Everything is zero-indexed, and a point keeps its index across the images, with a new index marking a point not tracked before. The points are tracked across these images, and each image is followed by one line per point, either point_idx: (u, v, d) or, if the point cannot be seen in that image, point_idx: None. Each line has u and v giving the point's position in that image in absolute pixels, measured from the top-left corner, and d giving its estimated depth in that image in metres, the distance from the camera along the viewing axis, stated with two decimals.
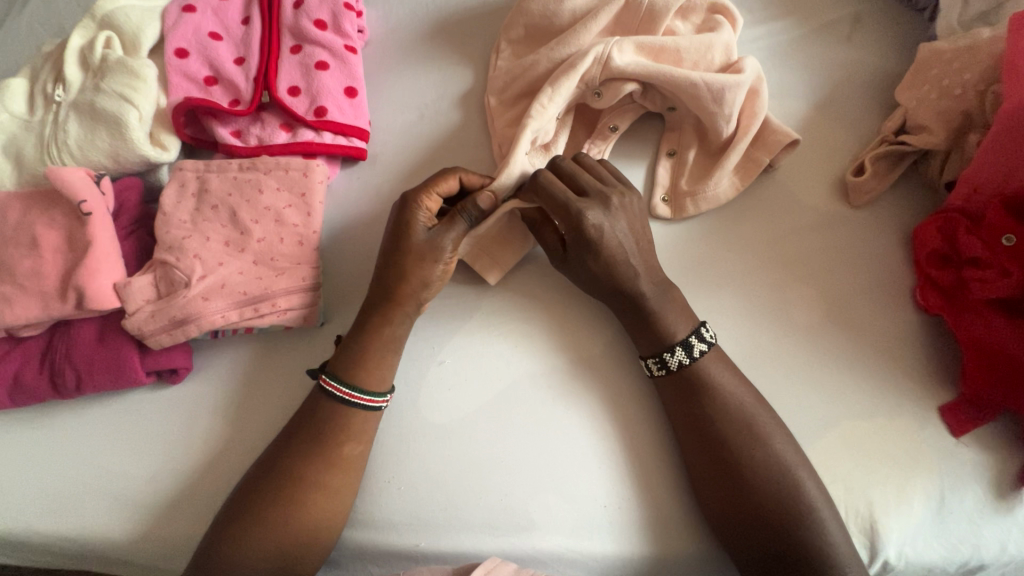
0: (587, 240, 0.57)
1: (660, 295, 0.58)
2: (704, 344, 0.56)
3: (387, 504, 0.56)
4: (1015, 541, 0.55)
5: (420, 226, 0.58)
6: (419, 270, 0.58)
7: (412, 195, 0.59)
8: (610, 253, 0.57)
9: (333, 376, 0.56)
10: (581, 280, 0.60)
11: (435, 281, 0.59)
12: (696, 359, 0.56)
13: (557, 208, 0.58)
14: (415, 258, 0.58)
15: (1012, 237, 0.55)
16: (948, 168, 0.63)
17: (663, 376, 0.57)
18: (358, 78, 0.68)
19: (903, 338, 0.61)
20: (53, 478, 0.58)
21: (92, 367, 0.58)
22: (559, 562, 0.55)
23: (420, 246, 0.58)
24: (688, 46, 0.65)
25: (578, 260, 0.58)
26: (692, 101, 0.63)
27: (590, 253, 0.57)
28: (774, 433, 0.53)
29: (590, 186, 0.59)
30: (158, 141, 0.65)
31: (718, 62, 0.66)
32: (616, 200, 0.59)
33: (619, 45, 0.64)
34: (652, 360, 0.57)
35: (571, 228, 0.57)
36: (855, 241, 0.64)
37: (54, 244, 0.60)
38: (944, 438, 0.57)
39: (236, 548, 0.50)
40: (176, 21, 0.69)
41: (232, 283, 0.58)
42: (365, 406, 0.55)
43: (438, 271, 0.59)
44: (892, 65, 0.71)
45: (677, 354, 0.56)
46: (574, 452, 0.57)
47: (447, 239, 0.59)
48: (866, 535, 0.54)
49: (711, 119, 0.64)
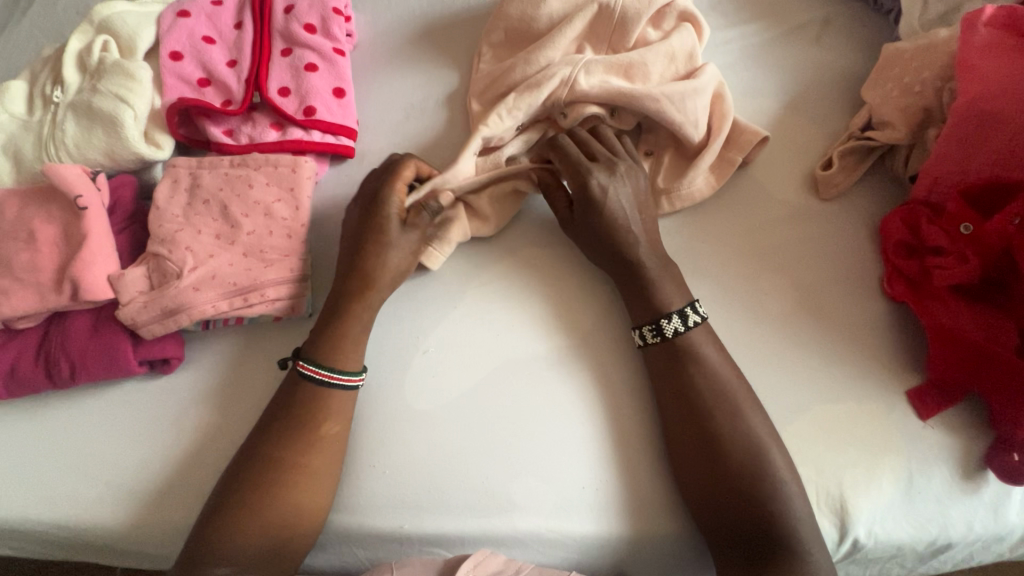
0: (591, 198, 0.61)
1: (662, 268, 0.61)
2: (697, 316, 0.59)
3: (372, 487, 0.58)
4: (980, 519, 0.57)
5: (394, 218, 0.62)
6: (391, 260, 0.61)
7: (381, 190, 0.62)
8: (612, 214, 0.61)
9: (308, 359, 0.58)
10: (586, 241, 0.63)
11: (402, 268, 0.62)
12: (689, 328, 0.58)
13: (570, 170, 0.63)
14: (394, 252, 0.62)
15: (970, 225, 0.57)
16: (913, 161, 0.66)
17: (657, 343, 0.59)
18: (346, 79, 0.71)
19: (872, 325, 0.63)
20: (48, 467, 0.59)
21: (86, 357, 0.60)
22: (539, 542, 0.56)
23: (394, 239, 0.62)
24: (652, 59, 0.68)
25: (584, 220, 0.62)
26: (655, 114, 0.66)
27: (594, 212, 0.61)
28: (752, 410, 0.55)
29: (602, 152, 0.64)
30: (152, 140, 0.67)
31: (682, 70, 0.70)
32: (624, 168, 0.64)
33: (586, 68, 0.68)
34: (647, 327, 0.59)
35: (579, 186, 0.62)
36: (825, 232, 0.67)
37: (51, 238, 0.62)
38: (912, 421, 0.59)
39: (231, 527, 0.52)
40: (171, 26, 0.71)
41: (222, 274, 0.60)
42: (342, 385, 0.58)
43: (410, 261, 0.63)
44: (859, 65, 0.75)
45: (673, 321, 0.58)
46: (553, 435, 0.58)
47: (416, 234, 0.63)
48: (837, 515, 0.56)
49: (679, 127, 0.67)
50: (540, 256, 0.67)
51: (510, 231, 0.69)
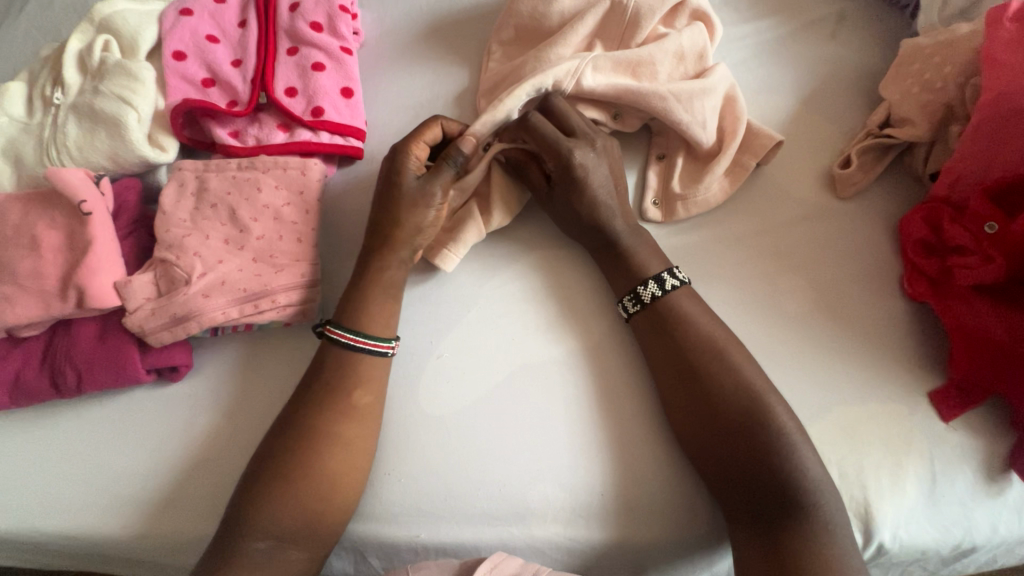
0: (572, 177, 0.62)
1: (634, 236, 0.62)
2: (676, 280, 0.60)
3: (387, 495, 0.56)
4: (1005, 522, 0.56)
5: (410, 174, 0.62)
6: (412, 216, 0.62)
7: (402, 147, 0.63)
8: (593, 193, 0.62)
9: (338, 325, 0.58)
10: (564, 217, 0.64)
11: (427, 226, 0.63)
12: (667, 291, 0.59)
13: (547, 149, 0.62)
14: (410, 204, 0.61)
15: (995, 224, 0.56)
16: (933, 159, 0.65)
17: (638, 312, 0.60)
18: (354, 79, 0.69)
19: (893, 326, 0.62)
20: (54, 478, 0.58)
21: (93, 366, 0.58)
22: (557, 550, 0.56)
23: (411, 192, 0.61)
24: (660, 58, 0.67)
25: (564, 198, 0.63)
26: (662, 113, 0.65)
27: (576, 191, 0.62)
28: (785, 416, 0.53)
29: (580, 128, 0.64)
30: (156, 142, 0.66)
31: (690, 69, 0.69)
32: (601, 143, 0.64)
33: (594, 63, 0.67)
34: (627, 298, 0.60)
35: (560, 165, 0.62)
36: (843, 231, 0.66)
37: (54, 245, 0.60)
38: (935, 422, 0.58)
39: (246, 551, 0.50)
40: (174, 24, 0.69)
41: (232, 280, 0.58)
42: (371, 351, 0.58)
43: (432, 215, 0.62)
44: (875, 61, 0.73)
45: (650, 287, 0.59)
46: (570, 441, 0.57)
47: (433, 185, 0.62)
48: (861, 519, 0.55)
49: (685, 126, 0.65)
50: (553, 257, 0.66)
51: (523, 232, 0.67)
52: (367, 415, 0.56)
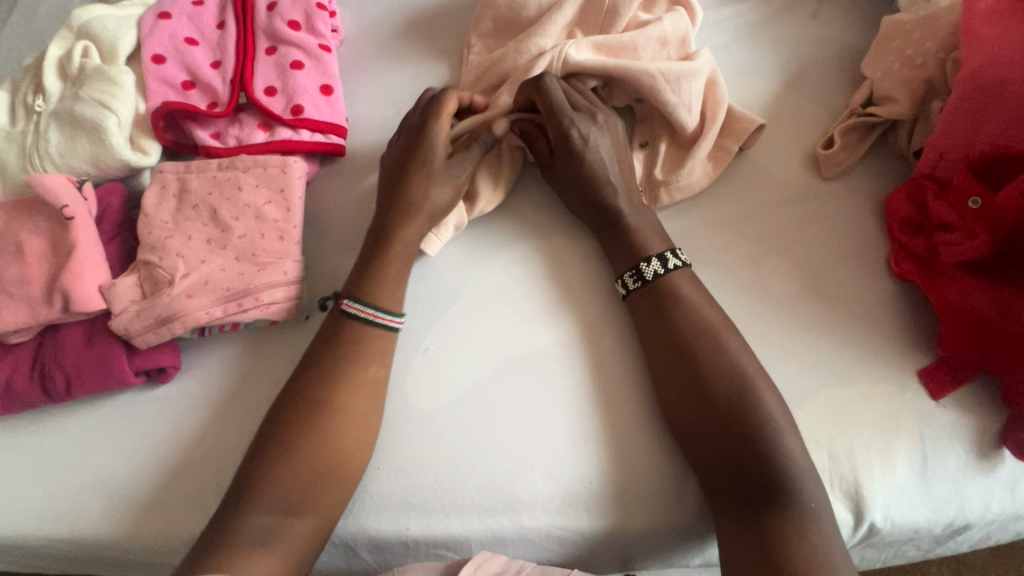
0: (573, 148, 0.62)
1: (639, 215, 0.62)
2: (677, 261, 0.60)
3: (376, 490, 0.57)
4: (997, 498, 0.56)
5: (441, 149, 0.64)
6: (436, 193, 0.63)
7: (428, 122, 0.64)
8: (592, 163, 0.62)
9: (354, 299, 0.59)
10: (564, 189, 0.64)
11: (449, 202, 0.64)
12: (669, 271, 0.59)
13: (551, 120, 0.63)
14: (440, 181, 0.63)
15: (979, 199, 0.56)
16: (916, 137, 0.65)
17: (638, 289, 0.59)
18: (334, 76, 0.69)
19: (881, 305, 0.62)
20: (47, 482, 0.58)
21: (80, 370, 0.59)
22: (547, 540, 0.56)
23: (439, 168, 0.63)
24: (643, 44, 0.67)
25: (564, 170, 0.63)
26: (650, 92, 0.65)
27: (575, 161, 0.62)
28: (773, 402, 0.53)
29: (581, 104, 0.64)
30: (138, 146, 0.66)
31: (674, 55, 0.68)
32: (603, 117, 0.64)
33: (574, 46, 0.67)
34: (628, 275, 0.60)
35: (560, 137, 0.62)
36: (829, 212, 0.65)
37: (39, 251, 0.61)
38: (924, 400, 0.58)
39: (245, 526, 0.50)
40: (152, 28, 0.70)
41: (215, 280, 0.58)
42: (385, 325, 0.59)
43: (455, 192, 0.64)
44: (857, 39, 0.73)
45: (652, 265, 0.59)
46: (558, 431, 0.57)
47: (463, 166, 0.64)
48: (851, 500, 0.55)
49: (672, 108, 0.65)
50: (538, 248, 0.66)
51: (505, 224, 0.67)
52: (367, 388, 0.57)
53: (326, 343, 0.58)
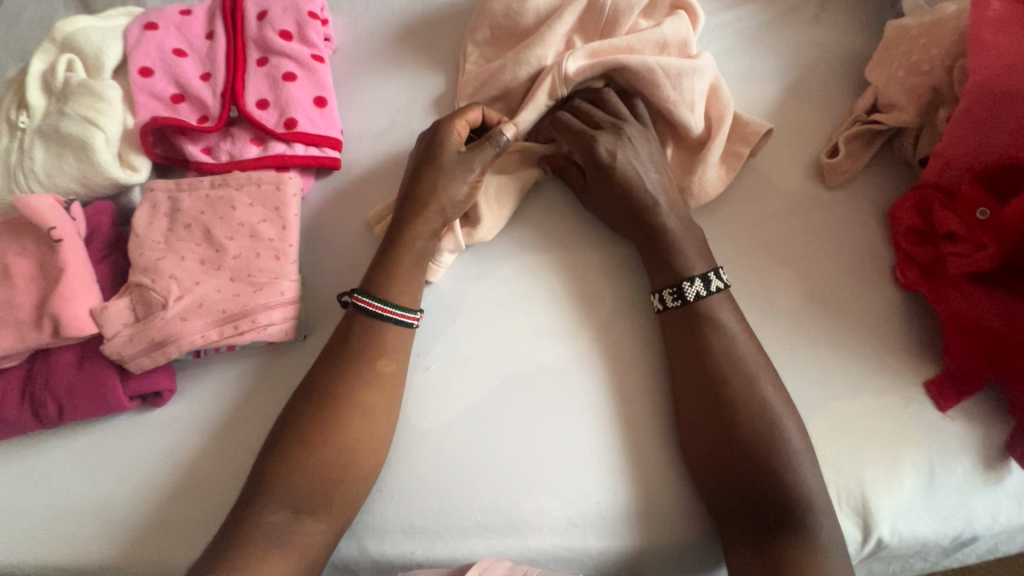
0: (603, 166, 0.61)
1: (686, 230, 0.60)
2: (720, 282, 0.58)
3: (380, 513, 0.56)
4: (1005, 510, 0.55)
5: (452, 147, 0.61)
6: (448, 187, 0.61)
7: (443, 123, 0.62)
8: (624, 178, 0.61)
9: (365, 293, 0.58)
10: (600, 204, 0.63)
11: (461, 201, 0.61)
12: (710, 292, 0.57)
13: (574, 141, 0.62)
14: (448, 177, 0.60)
15: (987, 210, 0.55)
16: (922, 144, 0.64)
17: (676, 307, 0.58)
18: (327, 87, 0.68)
19: (886, 316, 0.61)
20: (40, 511, 0.57)
21: (72, 395, 0.57)
22: (553, 560, 0.55)
23: (450, 165, 0.61)
24: (639, 46, 0.65)
25: (596, 186, 0.62)
26: (650, 87, 0.64)
27: (605, 177, 0.61)
28: (779, 419, 0.52)
29: (606, 121, 0.63)
30: (127, 162, 0.64)
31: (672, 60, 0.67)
32: (633, 132, 0.62)
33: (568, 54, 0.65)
34: (667, 291, 0.58)
35: (587, 156, 0.61)
36: (833, 222, 0.64)
37: (27, 274, 0.59)
38: (931, 412, 0.57)
39: (261, 524, 0.50)
40: (139, 40, 0.68)
41: (210, 302, 0.57)
42: (398, 321, 0.58)
43: (466, 190, 0.61)
44: (859, 44, 0.72)
45: (694, 285, 0.57)
46: (563, 452, 0.56)
47: (477, 162, 0.61)
48: (860, 515, 0.54)
49: (673, 106, 0.64)
50: (539, 261, 0.64)
51: (505, 238, 0.66)
52: (389, 384, 0.56)
53: (325, 364, 0.56)
